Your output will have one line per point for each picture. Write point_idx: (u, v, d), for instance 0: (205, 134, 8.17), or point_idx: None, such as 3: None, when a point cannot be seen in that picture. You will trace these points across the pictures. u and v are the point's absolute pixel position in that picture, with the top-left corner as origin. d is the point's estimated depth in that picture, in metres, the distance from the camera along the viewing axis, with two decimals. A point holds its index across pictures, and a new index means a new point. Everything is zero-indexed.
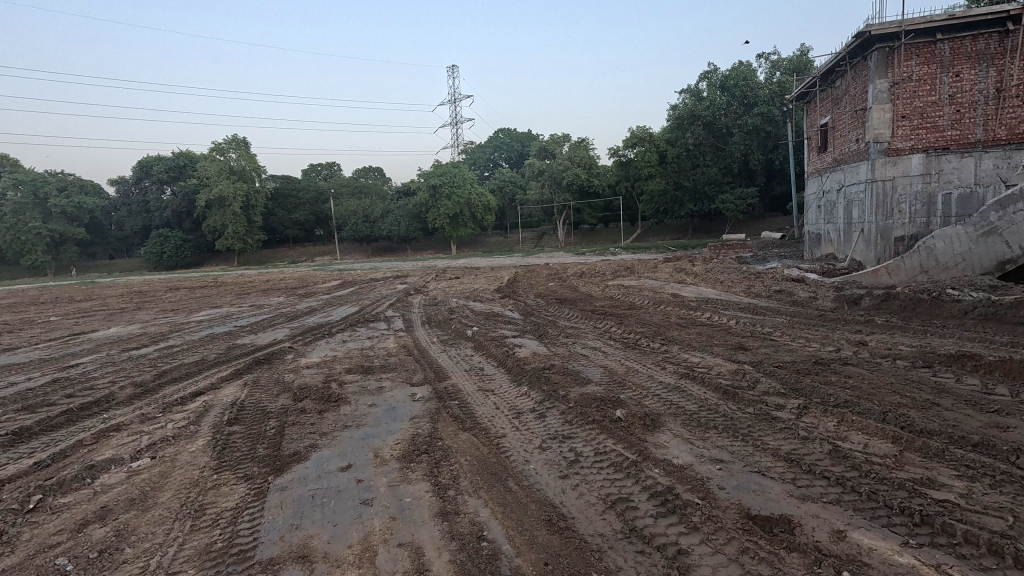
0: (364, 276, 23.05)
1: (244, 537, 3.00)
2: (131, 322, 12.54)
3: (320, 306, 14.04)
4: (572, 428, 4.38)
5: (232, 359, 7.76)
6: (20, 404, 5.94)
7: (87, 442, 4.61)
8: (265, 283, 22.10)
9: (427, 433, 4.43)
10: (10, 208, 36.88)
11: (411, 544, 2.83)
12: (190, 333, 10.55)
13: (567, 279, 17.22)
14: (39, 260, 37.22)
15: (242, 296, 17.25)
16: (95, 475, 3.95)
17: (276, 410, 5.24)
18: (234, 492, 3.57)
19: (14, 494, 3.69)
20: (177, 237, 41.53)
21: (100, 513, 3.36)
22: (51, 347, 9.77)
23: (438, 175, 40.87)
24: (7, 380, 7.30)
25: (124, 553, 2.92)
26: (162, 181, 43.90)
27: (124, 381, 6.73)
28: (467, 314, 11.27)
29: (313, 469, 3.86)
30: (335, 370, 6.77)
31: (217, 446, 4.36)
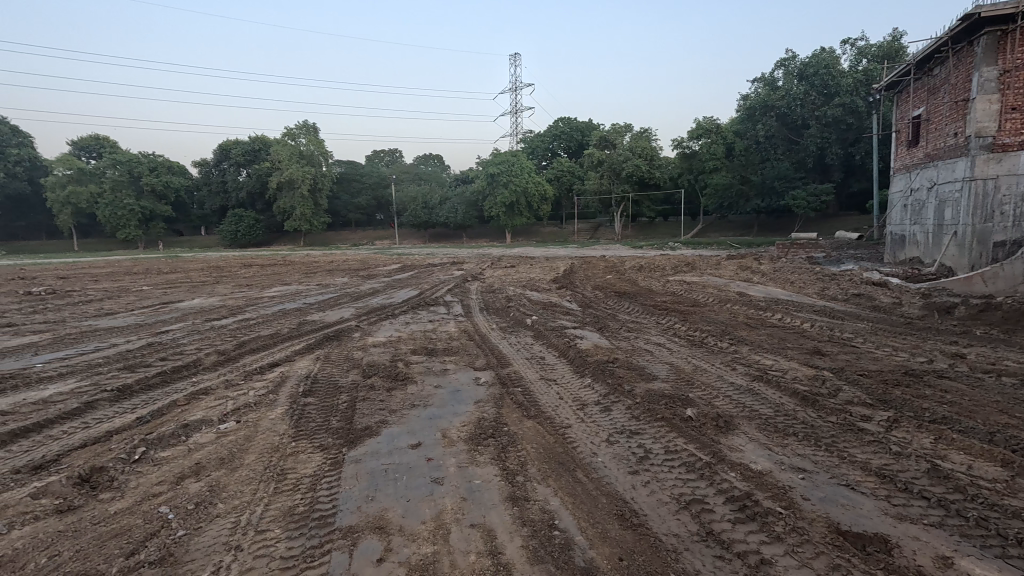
0: (423, 261, 23.59)
1: (324, 504, 3.14)
2: (211, 295, 13.45)
3: (382, 287, 14.50)
4: (640, 424, 4.29)
5: (304, 333, 8.17)
6: (123, 364, 6.52)
7: (180, 402, 4.99)
8: (330, 263, 23.08)
9: (492, 417, 4.47)
10: (109, 184, 40.37)
11: (483, 525, 2.86)
12: (263, 307, 11.19)
13: (626, 272, 16.87)
14: (132, 234, 40.58)
15: (309, 275, 18.05)
16: (188, 433, 4.27)
17: (347, 385, 5.46)
18: (311, 460, 3.75)
19: (121, 444, 4.05)
20: (250, 217, 44.09)
21: (195, 468, 3.63)
22: (145, 314, 10.66)
23: (496, 164, 40.99)
24: (110, 341, 8.03)
25: (217, 507, 3.13)
26: (238, 163, 46.69)
27: (209, 348, 7.23)
28: (525, 303, 11.26)
29: (385, 444, 3.99)
30: (400, 350, 6.98)
31: (294, 415, 4.61)
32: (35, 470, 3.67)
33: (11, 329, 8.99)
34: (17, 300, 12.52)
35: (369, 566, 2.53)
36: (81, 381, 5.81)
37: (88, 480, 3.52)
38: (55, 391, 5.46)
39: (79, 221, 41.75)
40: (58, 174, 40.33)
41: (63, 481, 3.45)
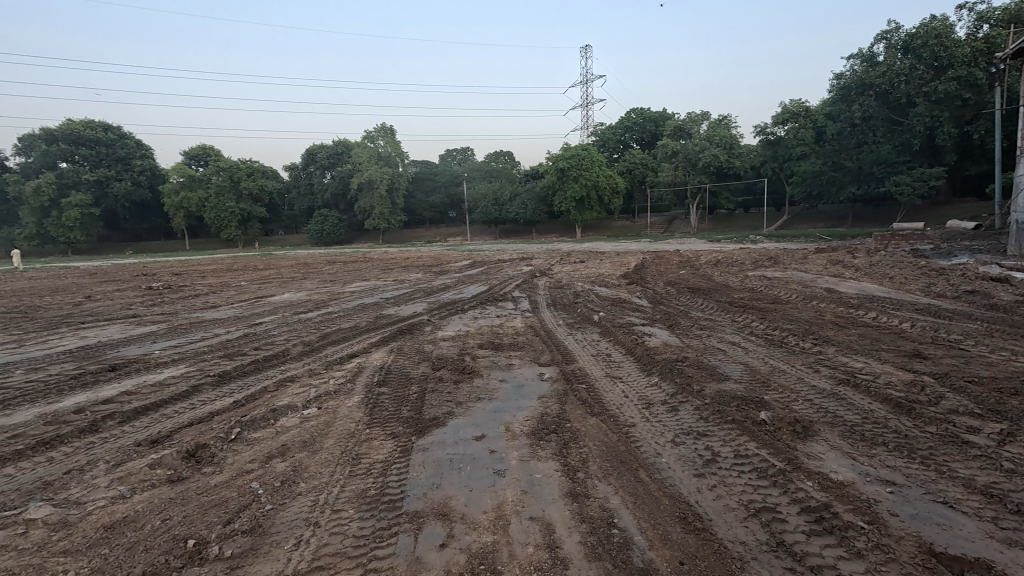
0: (493, 257, 24.01)
1: (393, 489, 3.33)
2: (299, 290, 14.53)
3: (453, 283, 14.95)
4: (708, 426, 4.12)
5: (380, 326, 8.64)
6: (223, 352, 7.23)
7: (270, 388, 5.47)
8: (405, 260, 24.11)
9: (555, 413, 4.49)
10: (214, 189, 44.68)
11: (542, 519, 2.90)
12: (344, 301, 11.92)
13: (700, 267, 16.18)
14: (233, 234, 44.67)
15: (386, 271, 18.99)
16: (276, 417, 4.67)
17: (417, 377, 5.72)
18: (383, 447, 3.97)
19: (220, 424, 4.52)
20: (334, 216, 47.02)
21: (281, 449, 3.98)
22: (243, 307, 11.74)
23: (566, 158, 40.74)
24: (214, 331, 8.93)
25: (299, 486, 3.42)
26: (323, 166, 50.01)
27: (296, 339, 7.85)
28: (592, 299, 11.13)
29: (451, 435, 4.15)
30: (468, 345, 7.18)
31: (368, 404, 4.89)
32: (153, 443, 4.19)
33: (136, 320, 10.25)
34: (140, 294, 14.23)
35: (433, 550, 2.66)
36: (190, 366, 6.53)
37: (194, 454, 3.98)
38: (170, 374, 6.19)
39: (190, 223, 46.42)
40: (173, 182, 44.59)
41: (175, 455, 3.91)
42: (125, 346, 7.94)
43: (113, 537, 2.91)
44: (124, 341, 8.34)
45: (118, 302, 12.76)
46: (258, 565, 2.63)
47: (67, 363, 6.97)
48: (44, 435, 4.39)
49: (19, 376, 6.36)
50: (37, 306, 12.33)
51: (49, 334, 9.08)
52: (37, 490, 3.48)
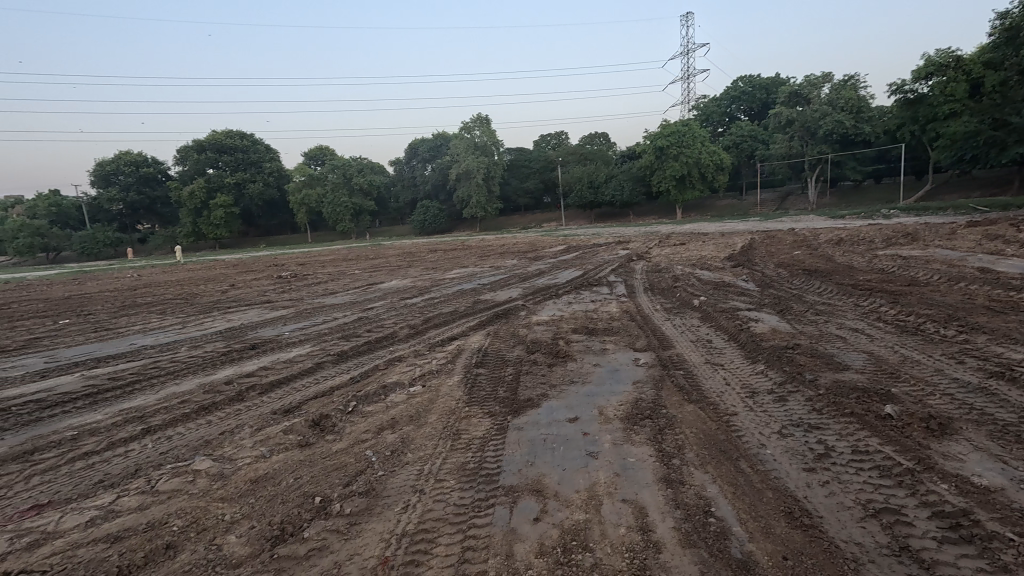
0: (588, 241, 23.72)
1: (490, 463, 3.52)
2: (405, 277, 15.54)
3: (548, 268, 15.05)
4: (823, 418, 3.80)
5: (478, 311, 9.00)
6: (340, 334, 8.01)
7: (381, 366, 5.99)
8: (502, 247, 24.65)
9: (651, 399, 4.42)
10: (330, 186, 48.99)
11: (635, 502, 2.90)
12: (444, 287, 12.55)
13: (818, 247, 14.70)
14: (347, 227, 48.70)
15: (484, 258, 19.59)
16: (386, 392, 5.11)
17: (513, 359, 5.91)
18: (481, 424, 4.19)
19: (340, 398, 5.05)
20: (435, 207, 49.30)
21: (391, 422, 4.35)
22: (357, 293, 12.83)
23: (665, 136, 38.72)
24: (333, 315, 9.90)
25: (407, 455, 3.73)
26: (424, 159, 52.66)
27: (402, 323, 8.45)
28: (693, 283, 10.62)
29: (545, 416, 4.26)
30: (562, 329, 7.24)
31: (467, 384, 5.17)
32: (287, 411, 4.81)
33: (270, 305, 11.64)
34: (273, 282, 16.11)
35: (528, 522, 2.78)
36: (313, 346, 7.31)
37: (319, 423, 4.50)
38: (297, 353, 6.99)
39: (311, 218, 51.34)
40: (297, 181, 49.66)
41: (304, 423, 4.45)
42: (263, 328, 9.09)
43: (257, 489, 3.42)
44: (262, 323, 9.56)
45: (255, 290, 14.57)
46: (373, 523, 2.93)
47: (218, 342, 8.16)
48: (205, 402, 5.21)
49: (185, 352, 7.57)
50: (195, 293, 14.47)
51: (205, 317, 10.65)
52: (201, 446, 4.16)
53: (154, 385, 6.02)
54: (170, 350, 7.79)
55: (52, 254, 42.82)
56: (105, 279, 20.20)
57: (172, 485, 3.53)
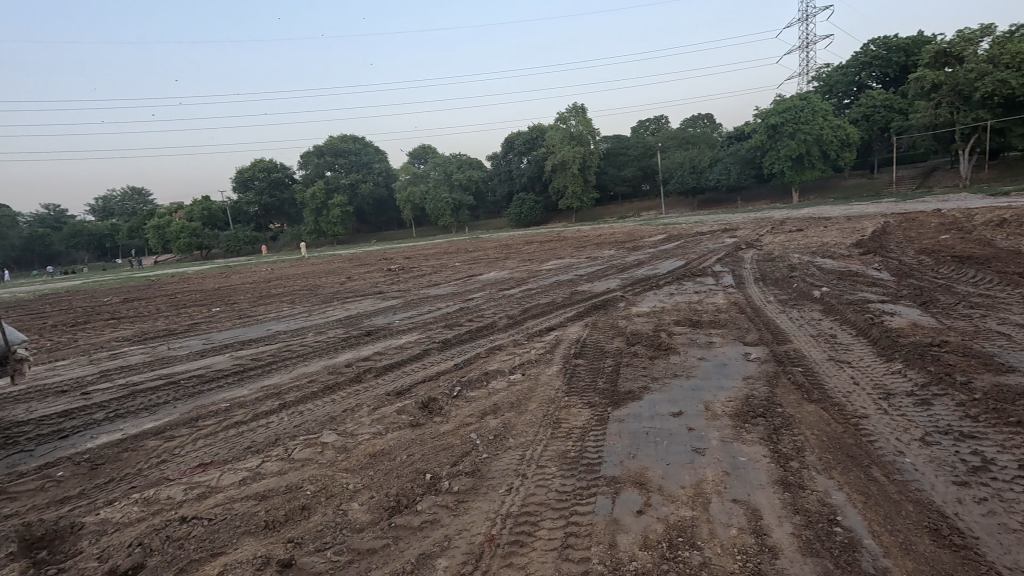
0: (691, 230, 22.54)
1: (591, 453, 3.52)
2: (503, 268, 15.91)
3: (648, 259, 14.53)
4: (978, 427, 3.30)
5: (576, 302, 8.97)
6: (444, 323, 8.43)
7: (483, 354, 6.23)
8: (599, 237, 24.30)
9: (764, 396, 4.13)
10: (433, 183, 51.44)
11: (747, 503, 2.74)
12: (542, 279, 12.67)
13: (973, 230, 12.66)
14: (448, 221, 50.93)
15: (581, 249, 19.42)
16: (488, 379, 5.31)
17: (612, 351, 5.83)
18: (581, 415, 4.19)
19: (445, 382, 5.35)
20: (531, 199, 49.80)
21: (493, 408, 4.51)
22: (458, 284, 13.39)
23: (780, 112, 35.37)
24: (437, 305, 10.44)
25: (509, 441, 3.85)
26: (520, 152, 53.25)
27: (501, 313, 8.67)
28: (812, 272, 9.67)
29: (647, 409, 4.15)
30: (664, 321, 7.00)
31: (566, 373, 5.20)
32: (399, 393, 5.18)
33: (381, 296, 12.54)
34: (383, 275, 17.35)
35: (631, 515, 2.75)
36: (420, 334, 7.78)
37: (428, 405, 4.79)
38: (406, 340, 7.49)
39: (416, 214, 54.29)
40: (403, 179, 52.84)
41: (414, 404, 4.77)
42: (376, 317, 9.84)
43: (376, 463, 3.74)
44: (375, 312, 10.35)
45: (369, 282, 15.78)
46: (479, 501, 3.08)
47: (339, 328, 8.99)
48: (330, 382, 5.79)
49: (311, 337, 8.44)
50: (319, 285, 16.02)
51: (327, 306, 11.78)
52: (328, 421, 4.64)
53: (287, 366, 6.81)
54: (300, 335, 8.75)
55: (205, 251, 49.72)
56: (245, 272, 23.10)
57: (306, 454, 3.98)
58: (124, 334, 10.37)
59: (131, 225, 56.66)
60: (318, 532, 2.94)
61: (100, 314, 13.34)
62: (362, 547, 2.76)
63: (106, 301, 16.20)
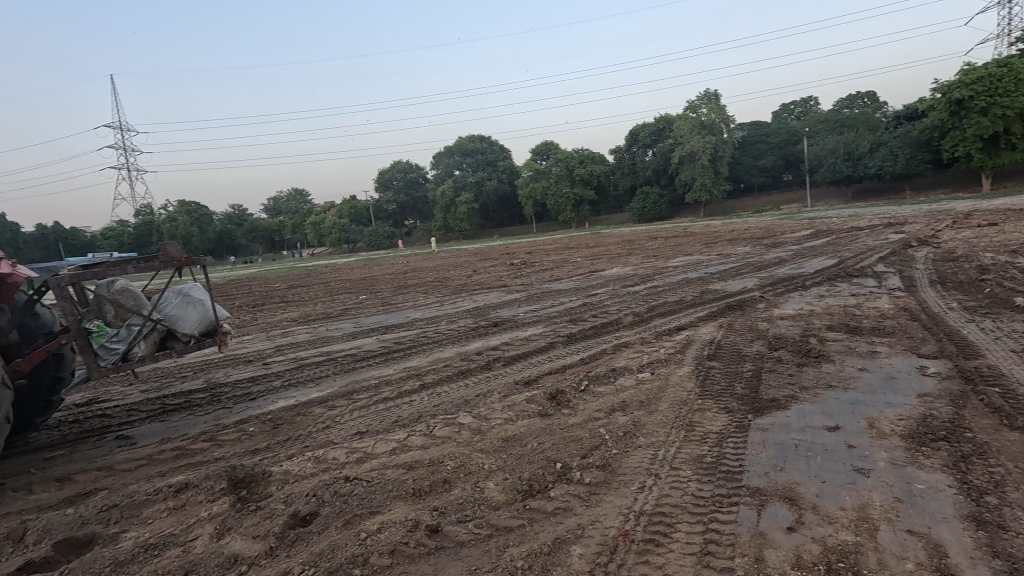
0: (845, 224, 19.92)
1: (730, 461, 3.33)
2: (626, 264, 15.54)
3: (790, 257, 13.18)
4: None
5: (708, 301, 8.46)
6: (569, 317, 8.50)
7: (609, 350, 6.17)
8: (731, 233, 22.58)
9: (947, 417, 3.54)
10: (555, 178, 51.92)
11: (927, 537, 2.40)
12: (668, 276, 12.14)
13: None
14: (568, 216, 51.08)
15: (711, 245, 18.26)
16: (616, 375, 5.26)
17: (751, 355, 5.41)
18: (717, 420, 3.97)
19: (573, 376, 5.41)
20: (655, 193, 47.85)
21: (621, 405, 4.46)
22: (580, 279, 13.38)
23: (967, 84, 29.68)
24: (560, 300, 10.55)
25: (640, 439, 3.79)
26: (645, 145, 51.48)
27: (626, 310, 8.50)
28: (1013, 275, 8.00)
29: (795, 420, 3.81)
30: (813, 325, 6.31)
31: (700, 375, 4.96)
32: (527, 383, 5.36)
33: (507, 289, 13.01)
34: (507, 269, 17.94)
35: (779, 530, 2.56)
36: (545, 327, 7.94)
37: (555, 397, 4.88)
38: (532, 332, 7.69)
39: (537, 210, 55.22)
40: (525, 176, 54.09)
41: (542, 395, 4.90)
42: (502, 309, 10.24)
43: (508, 447, 3.93)
44: (500, 304, 10.78)
45: (493, 275, 16.45)
46: (611, 495, 3.09)
47: (468, 318, 9.53)
48: (462, 368, 6.18)
49: (444, 326, 9.05)
50: (448, 277, 17.09)
51: (457, 297, 12.55)
52: (463, 404, 4.97)
53: (425, 351, 7.39)
54: (435, 323, 9.45)
55: (351, 245, 55.88)
56: (385, 264, 25.56)
57: (445, 432, 4.31)
58: (293, 315, 12.07)
59: (294, 222, 65.65)
60: (459, 504, 3.18)
61: (273, 298, 15.66)
62: (500, 523, 2.93)
63: (277, 286, 18.97)
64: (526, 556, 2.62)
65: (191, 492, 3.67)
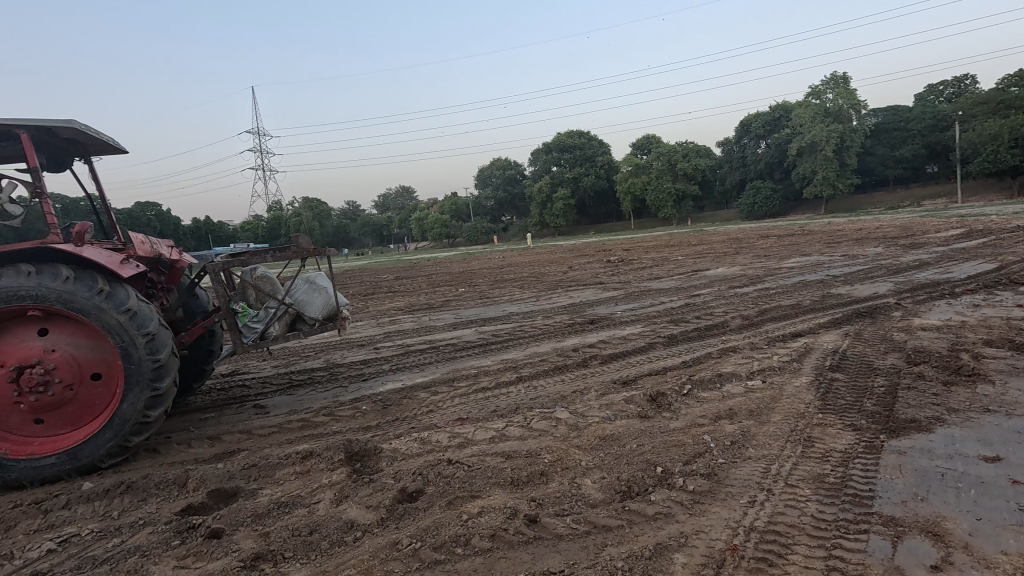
0: (1009, 223, 16.92)
1: (857, 483, 3.01)
2: (733, 264, 14.58)
3: (934, 259, 11.49)
4: None
5: (830, 307, 7.66)
6: (670, 318, 8.16)
7: (714, 354, 5.83)
8: (858, 231, 20.22)
9: None
10: (656, 173, 50.05)
11: None
12: (782, 277, 11.18)
13: None
14: (669, 213, 48.98)
15: (834, 245, 16.50)
16: (722, 381, 4.95)
17: (884, 369, 4.81)
18: (842, 437, 3.60)
19: (674, 379, 5.19)
20: (768, 187, 44.21)
21: (729, 413, 4.19)
22: (682, 279, 12.78)
23: None
24: (659, 299, 10.18)
25: (749, 450, 3.54)
26: (758, 136, 47.89)
27: (734, 312, 7.97)
28: None
29: (941, 445, 3.35)
30: (966, 339, 5.46)
31: (821, 387, 4.51)
32: (625, 383, 5.24)
33: (603, 286, 12.80)
34: (602, 266, 17.64)
35: (921, 568, 2.28)
36: (645, 327, 7.71)
37: (655, 399, 4.71)
38: (630, 332, 7.50)
39: (636, 206, 53.54)
40: (624, 171, 52.65)
41: (642, 396, 4.76)
42: (599, 306, 10.09)
43: (606, 446, 3.88)
44: (597, 302, 10.63)
45: (589, 271, 16.28)
46: (717, 506, 2.93)
47: (564, 314, 9.51)
48: (558, 363, 6.20)
49: (540, 320, 9.13)
50: (544, 273, 17.21)
51: (552, 292, 12.59)
52: (560, 399, 4.99)
53: (521, 344, 7.52)
54: (531, 317, 9.57)
55: (451, 240, 58.26)
56: (483, 259, 26.36)
57: (543, 426, 4.35)
58: (399, 305, 12.88)
59: (401, 218, 69.91)
60: (556, 497, 3.20)
61: (381, 288, 16.82)
62: (598, 521, 2.90)
63: (384, 278, 20.32)
64: (626, 557, 2.58)
65: (314, 460, 4.08)
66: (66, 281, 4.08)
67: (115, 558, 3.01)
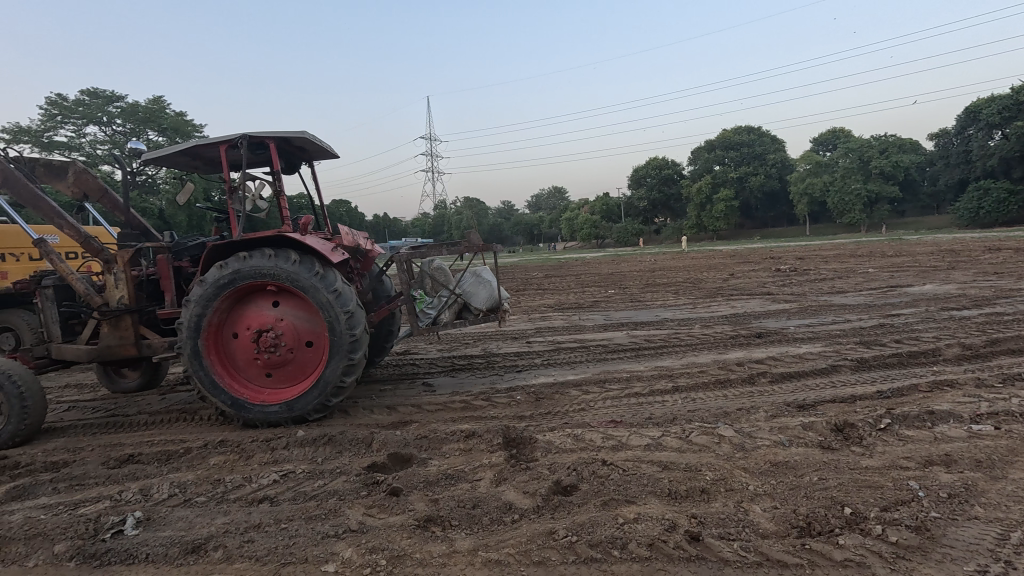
0: None
1: None
2: (946, 281, 12.00)
3: None
4: None
5: None
6: (858, 339, 7.04)
7: (922, 387, 4.87)
8: None
9: None
10: (841, 172, 43.66)
11: None
12: (1021, 301, 8.89)
13: None
14: (856, 218, 42.10)
15: None
16: (934, 421, 4.11)
17: None
18: None
19: (866, 409, 4.46)
20: (1000, 189, 35.45)
21: (945, 459, 3.47)
22: (874, 295, 10.91)
23: None
24: (845, 317, 8.82)
25: (976, 509, 2.90)
26: (991, 125, 38.98)
27: (950, 339, 6.56)
28: None
29: None
30: None
31: None
32: (801, 408, 4.66)
33: (771, 298, 11.54)
34: (770, 275, 15.90)
35: None
36: (826, 346, 6.76)
37: (842, 430, 4.11)
38: (808, 350, 6.64)
39: (813, 210, 47.03)
40: (801, 170, 46.68)
41: (824, 425, 4.18)
42: (767, 319, 9.15)
43: (778, 473, 3.49)
44: (764, 314, 9.64)
45: (754, 280, 14.82)
46: (931, 569, 2.47)
47: (725, 325, 8.81)
48: (720, 377, 5.76)
49: (698, 329, 8.58)
50: (700, 279, 16.14)
51: (711, 301, 11.73)
52: (722, 415, 4.63)
53: (677, 352, 7.16)
54: (687, 325, 9.04)
55: (600, 241, 57.78)
56: (633, 261, 25.69)
57: (702, 441, 4.08)
58: (550, 302, 13.15)
59: (551, 218, 71.34)
60: (721, 518, 2.98)
61: (532, 285, 17.36)
62: (772, 555, 2.64)
63: (536, 275, 20.95)
64: None
65: (475, 440, 4.38)
66: (294, 263, 4.96)
67: (319, 497, 3.58)
